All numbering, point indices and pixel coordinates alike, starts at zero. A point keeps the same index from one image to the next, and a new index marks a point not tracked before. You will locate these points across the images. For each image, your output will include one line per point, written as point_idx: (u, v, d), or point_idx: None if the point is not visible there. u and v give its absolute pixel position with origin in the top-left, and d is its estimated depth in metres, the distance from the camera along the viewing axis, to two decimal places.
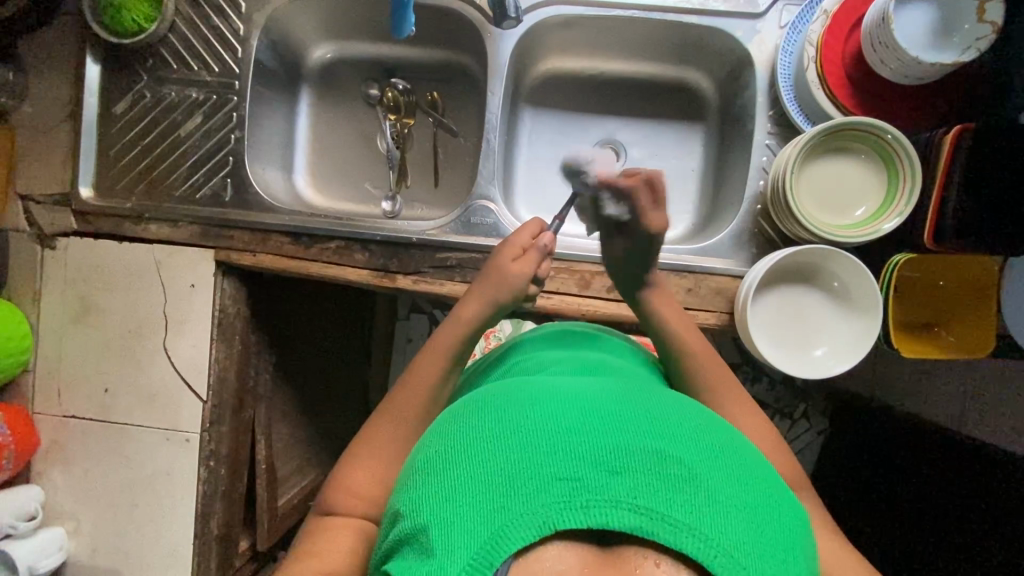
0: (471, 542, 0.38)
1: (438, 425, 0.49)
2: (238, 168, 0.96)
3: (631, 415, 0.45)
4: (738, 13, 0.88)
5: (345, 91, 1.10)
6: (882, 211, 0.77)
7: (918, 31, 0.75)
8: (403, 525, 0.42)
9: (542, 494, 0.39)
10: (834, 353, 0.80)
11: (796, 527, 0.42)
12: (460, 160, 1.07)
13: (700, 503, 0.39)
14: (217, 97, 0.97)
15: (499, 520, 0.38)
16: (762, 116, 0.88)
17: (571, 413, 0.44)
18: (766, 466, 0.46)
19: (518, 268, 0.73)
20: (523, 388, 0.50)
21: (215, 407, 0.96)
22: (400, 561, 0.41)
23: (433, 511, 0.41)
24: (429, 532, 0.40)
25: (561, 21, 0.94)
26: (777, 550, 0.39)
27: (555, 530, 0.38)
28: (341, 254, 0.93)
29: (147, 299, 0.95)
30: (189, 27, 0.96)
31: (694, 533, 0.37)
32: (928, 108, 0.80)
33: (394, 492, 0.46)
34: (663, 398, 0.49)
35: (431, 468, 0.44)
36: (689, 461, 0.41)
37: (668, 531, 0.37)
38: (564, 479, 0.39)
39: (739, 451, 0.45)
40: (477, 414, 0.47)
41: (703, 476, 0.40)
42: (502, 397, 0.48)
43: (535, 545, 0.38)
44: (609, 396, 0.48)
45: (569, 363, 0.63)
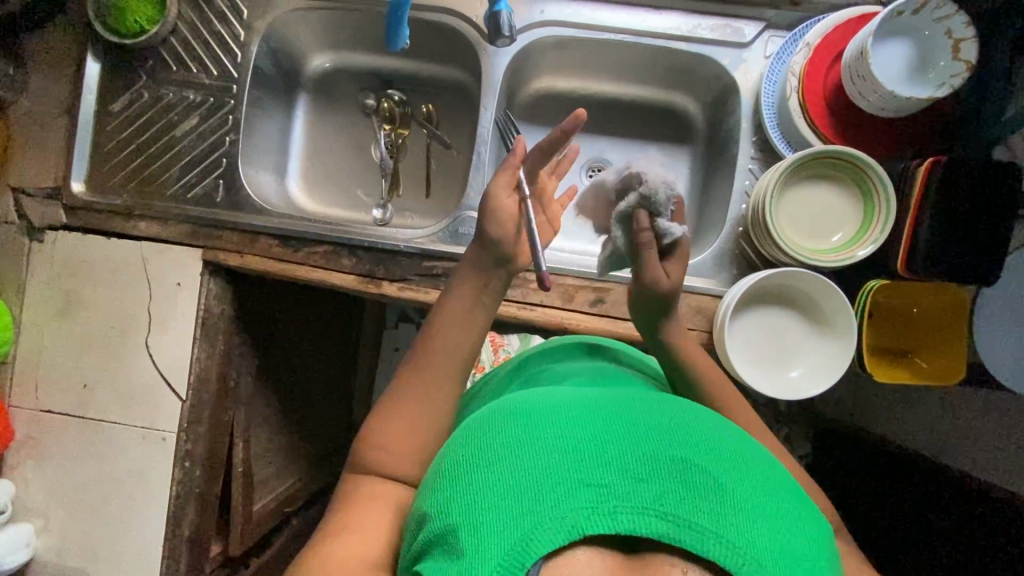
0: (502, 544, 0.41)
1: (465, 432, 0.52)
2: (232, 169, 0.97)
3: (652, 424, 0.48)
4: (725, 42, 0.90)
5: (341, 101, 1.12)
6: (858, 237, 0.79)
7: (896, 68, 0.79)
8: (435, 528, 0.45)
9: (570, 500, 0.41)
10: (809, 374, 0.81)
11: (818, 537, 0.44)
12: (452, 173, 1.09)
13: (725, 511, 0.41)
14: (214, 99, 0.98)
15: (529, 524, 0.41)
16: (746, 141, 0.90)
17: (596, 423, 0.47)
18: (789, 479, 0.48)
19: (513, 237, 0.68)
20: (546, 395, 0.53)
21: (193, 407, 0.96)
22: (432, 562, 0.44)
23: (464, 514, 0.43)
24: (461, 534, 0.42)
25: (555, 42, 0.96)
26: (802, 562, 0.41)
27: (583, 534, 0.40)
28: (328, 258, 0.93)
29: (131, 295, 0.95)
30: (190, 31, 0.98)
31: (720, 539, 0.40)
32: (905, 140, 0.83)
33: (423, 497, 0.50)
34: (683, 410, 0.52)
35: (459, 474, 0.47)
36: (714, 471, 0.44)
37: (694, 537, 0.40)
38: (590, 485, 0.42)
39: (762, 463, 0.48)
40: (502, 419, 0.50)
41: (728, 486, 0.43)
42: (527, 403, 0.51)
43: (566, 547, 0.40)
44: (630, 405, 0.51)
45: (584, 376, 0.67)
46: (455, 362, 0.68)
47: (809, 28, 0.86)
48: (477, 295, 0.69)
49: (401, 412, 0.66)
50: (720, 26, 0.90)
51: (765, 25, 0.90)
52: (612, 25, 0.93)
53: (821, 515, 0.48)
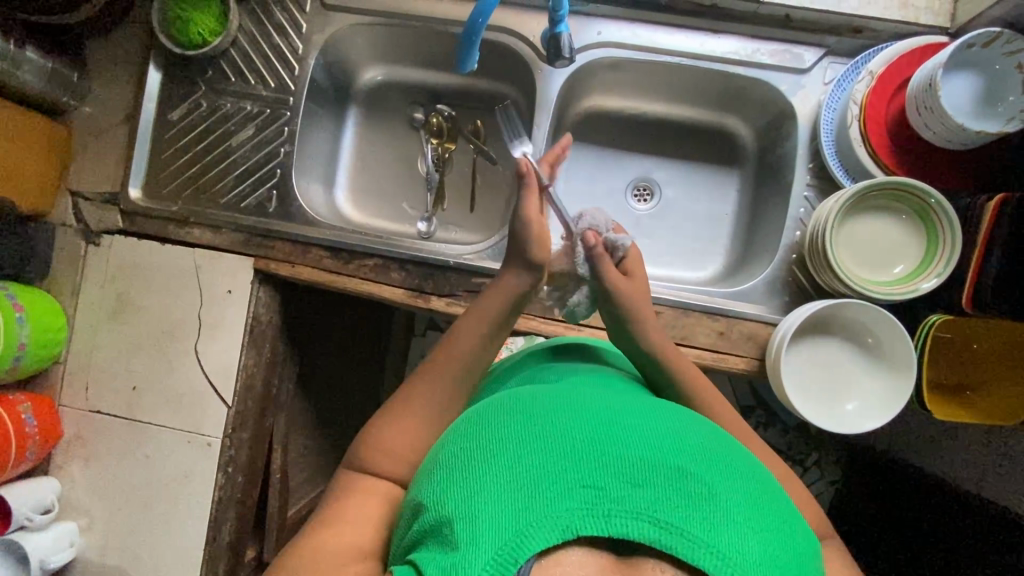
0: (495, 540, 0.40)
1: (465, 427, 0.52)
2: (285, 180, 0.99)
3: (652, 432, 0.47)
4: (784, 67, 0.90)
5: (389, 113, 1.13)
6: (919, 272, 0.79)
7: (963, 100, 0.77)
8: (428, 519, 0.45)
9: (565, 500, 0.41)
10: (865, 408, 0.80)
11: (806, 557, 0.44)
12: (497, 188, 1.10)
13: (718, 524, 0.41)
14: (270, 111, 1.00)
15: (523, 521, 0.41)
16: (802, 168, 0.89)
17: (596, 426, 0.47)
18: (782, 496, 0.48)
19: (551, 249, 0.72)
20: (548, 397, 0.53)
21: (238, 413, 0.97)
22: (423, 553, 0.44)
23: (457, 507, 0.44)
24: (454, 527, 0.42)
25: (608, 63, 0.96)
26: None
27: (576, 535, 0.40)
28: (378, 271, 0.94)
29: (184, 301, 0.97)
30: (251, 45, 1.00)
31: (711, 550, 0.39)
32: (968, 174, 0.81)
33: (418, 488, 0.50)
34: (684, 421, 0.52)
35: (456, 467, 0.47)
36: (709, 482, 0.43)
37: (686, 546, 0.39)
38: (587, 487, 0.42)
39: (757, 478, 0.47)
40: (503, 419, 0.50)
41: (723, 500, 0.42)
42: (530, 404, 0.51)
43: (558, 547, 0.40)
44: (631, 411, 0.51)
45: (587, 374, 0.67)
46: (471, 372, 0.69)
47: (871, 57, 0.85)
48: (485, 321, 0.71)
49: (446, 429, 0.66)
50: (779, 52, 0.90)
51: (824, 51, 0.89)
52: (668, 47, 0.93)
53: (810, 533, 0.48)
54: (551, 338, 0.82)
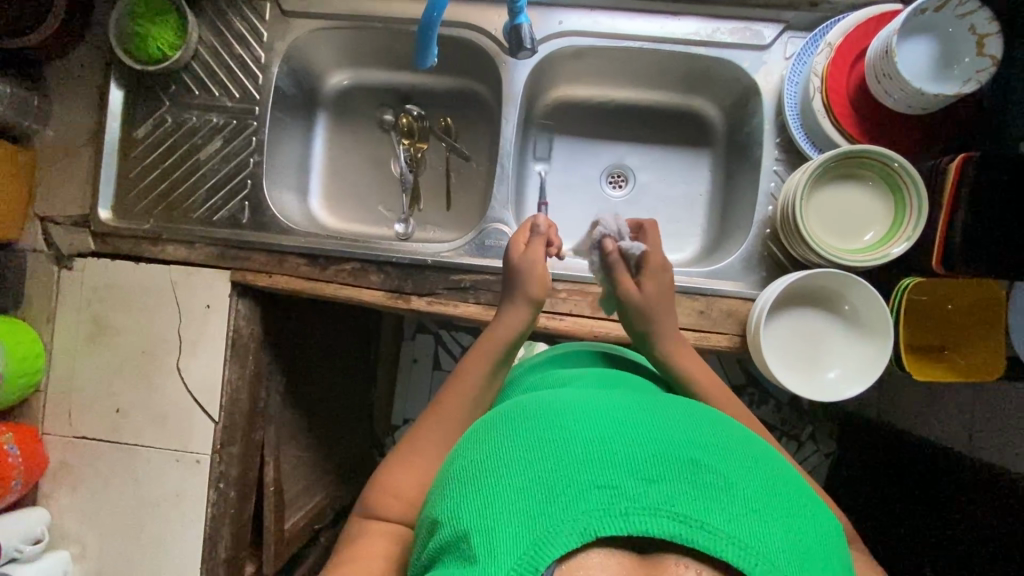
0: (514, 547, 0.41)
1: (473, 435, 0.52)
2: (256, 191, 0.98)
3: (661, 426, 0.48)
4: (745, 45, 0.91)
5: (359, 117, 1.13)
6: (890, 236, 0.79)
7: (921, 64, 0.78)
8: (444, 534, 0.45)
9: (581, 503, 0.42)
10: (846, 375, 0.81)
11: (827, 536, 0.45)
12: (472, 185, 1.10)
13: (736, 512, 0.42)
14: (237, 121, 0.99)
15: (541, 528, 0.41)
16: (770, 143, 0.90)
17: (605, 425, 0.48)
18: (797, 478, 0.49)
19: (529, 262, 0.75)
20: (553, 399, 0.53)
21: (226, 428, 0.96)
22: (443, 568, 0.44)
23: (472, 519, 0.44)
24: (472, 540, 0.42)
25: (572, 51, 0.97)
26: (813, 561, 0.41)
27: (595, 536, 0.41)
28: (356, 275, 0.93)
29: (163, 319, 0.96)
30: (212, 56, 0.99)
31: (732, 540, 0.40)
32: (931, 138, 0.83)
33: (429, 502, 0.50)
34: (691, 410, 0.52)
35: (467, 479, 0.47)
36: (724, 471, 0.44)
37: (706, 538, 0.40)
38: (601, 487, 0.42)
39: (769, 462, 0.48)
40: (508, 425, 0.50)
41: (739, 487, 0.43)
42: (538, 409, 0.51)
43: (578, 550, 0.41)
44: (638, 407, 0.51)
45: (593, 377, 0.67)
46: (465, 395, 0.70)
47: (829, 28, 0.86)
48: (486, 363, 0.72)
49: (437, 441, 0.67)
50: (739, 30, 0.91)
51: (784, 26, 0.90)
52: (631, 32, 0.93)
53: (829, 511, 0.49)
54: (555, 346, 0.82)
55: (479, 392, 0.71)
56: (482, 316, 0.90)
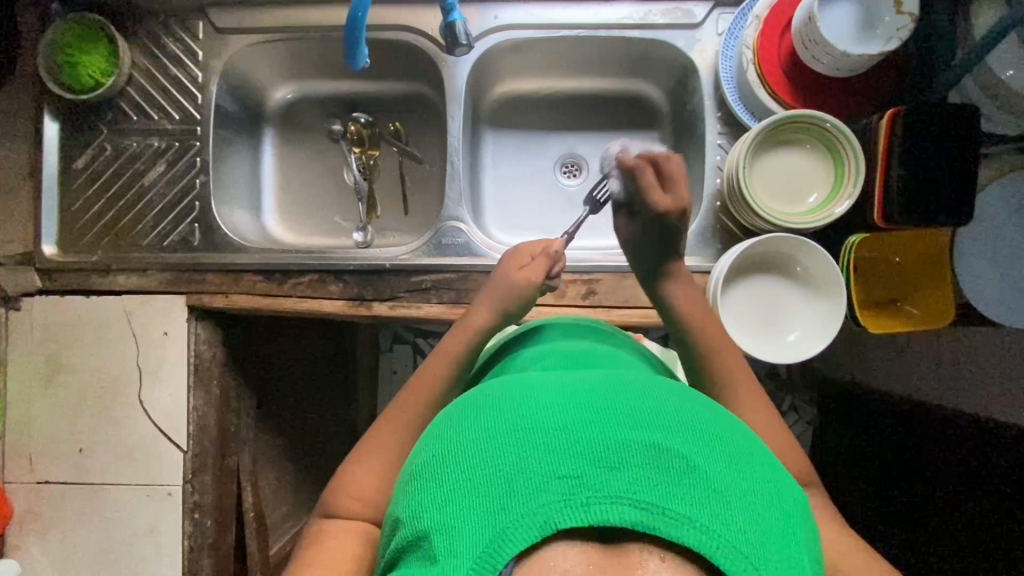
0: (474, 545, 0.41)
1: (437, 429, 0.52)
2: (206, 212, 0.96)
3: (626, 410, 0.48)
4: (677, 25, 0.92)
5: (308, 130, 1.12)
6: (832, 197, 0.81)
7: (846, 25, 0.80)
8: (406, 535, 0.45)
9: (542, 496, 0.42)
10: (804, 337, 0.82)
11: (792, 510, 0.45)
12: (427, 187, 1.09)
13: (698, 495, 0.42)
14: (179, 143, 0.97)
15: (502, 524, 0.41)
16: (712, 118, 0.92)
17: (569, 413, 0.47)
18: (765, 452, 0.49)
19: (526, 276, 0.77)
20: (519, 387, 0.53)
21: (196, 457, 0.93)
22: (405, 569, 0.44)
23: (433, 519, 0.43)
24: (433, 540, 0.42)
25: (511, 45, 0.97)
26: (777, 539, 0.42)
27: (557, 529, 0.41)
28: (315, 287, 0.92)
29: (119, 351, 0.93)
30: (148, 80, 0.97)
31: (693, 524, 0.40)
32: (862, 99, 0.85)
33: (393, 501, 0.49)
34: (658, 390, 0.52)
35: (429, 476, 0.46)
36: (687, 453, 0.44)
37: (668, 523, 0.40)
38: (563, 478, 0.42)
39: (735, 439, 0.48)
40: (471, 417, 0.49)
41: (702, 469, 0.43)
42: (501, 400, 0.51)
43: (540, 544, 0.41)
44: (605, 390, 0.51)
45: (561, 357, 0.67)
46: (431, 392, 0.71)
47: (756, 2, 0.88)
48: (450, 361, 0.73)
49: (404, 441, 0.67)
50: (671, 11, 0.92)
51: (713, 3, 0.92)
52: (566, 22, 0.94)
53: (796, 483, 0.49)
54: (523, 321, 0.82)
55: (444, 389, 0.71)
56: (445, 316, 0.89)
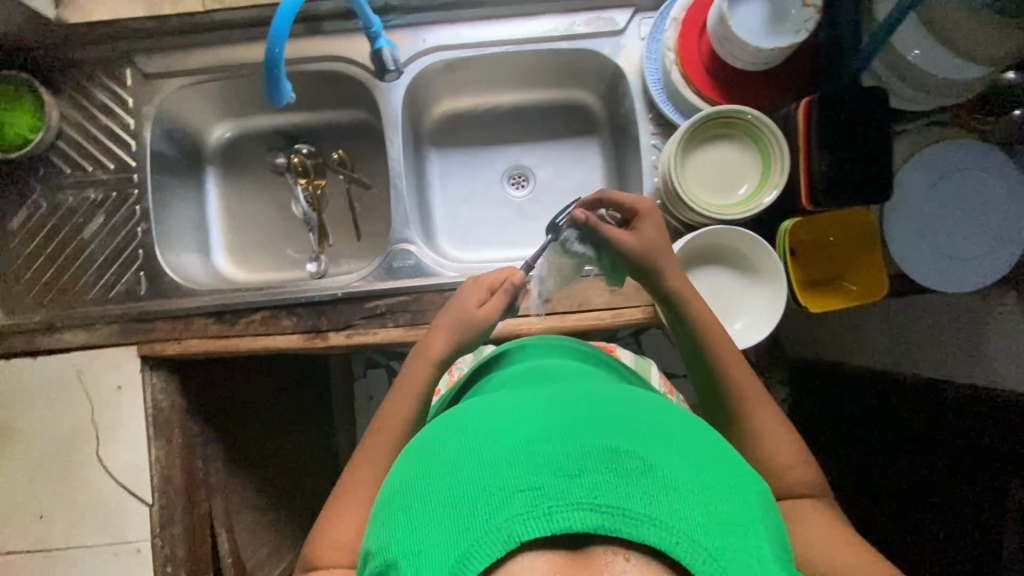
0: (441, 567, 0.41)
1: (405, 456, 0.52)
2: (150, 259, 0.95)
3: (586, 417, 0.49)
4: (601, 33, 0.95)
5: (252, 166, 1.12)
6: (761, 187, 0.84)
7: (756, 23, 0.83)
8: (377, 564, 0.45)
9: (506, 510, 0.42)
10: (752, 324, 0.85)
11: (754, 499, 0.46)
12: (378, 211, 1.10)
13: (658, 494, 0.43)
14: (116, 193, 0.95)
15: (468, 542, 0.42)
16: (644, 120, 0.94)
17: (529, 426, 0.48)
18: (726, 444, 0.51)
19: (483, 313, 0.76)
20: (484, 406, 0.53)
21: (163, 509, 0.91)
22: None
23: (402, 546, 0.43)
24: (401, 567, 0.43)
25: (442, 66, 0.99)
26: (740, 529, 0.43)
27: (521, 541, 0.41)
28: (268, 323, 0.92)
29: (72, 410, 0.91)
30: (78, 132, 0.96)
31: (653, 522, 0.41)
32: (782, 89, 0.89)
33: (365, 533, 0.50)
34: (618, 395, 0.53)
35: (398, 503, 0.47)
36: (646, 454, 0.45)
37: (629, 524, 0.41)
38: (526, 491, 0.43)
39: (695, 434, 0.49)
40: (436, 441, 0.50)
41: (660, 468, 0.44)
42: (465, 420, 0.51)
43: (507, 557, 0.41)
44: (566, 400, 0.52)
45: (528, 373, 0.68)
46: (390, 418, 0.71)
47: (672, 5, 0.92)
48: (406, 385, 0.74)
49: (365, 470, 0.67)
50: (593, 20, 0.95)
51: (633, 9, 0.95)
52: (493, 39, 0.96)
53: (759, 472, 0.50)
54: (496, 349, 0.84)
55: (402, 413, 0.71)
56: (403, 338, 0.90)
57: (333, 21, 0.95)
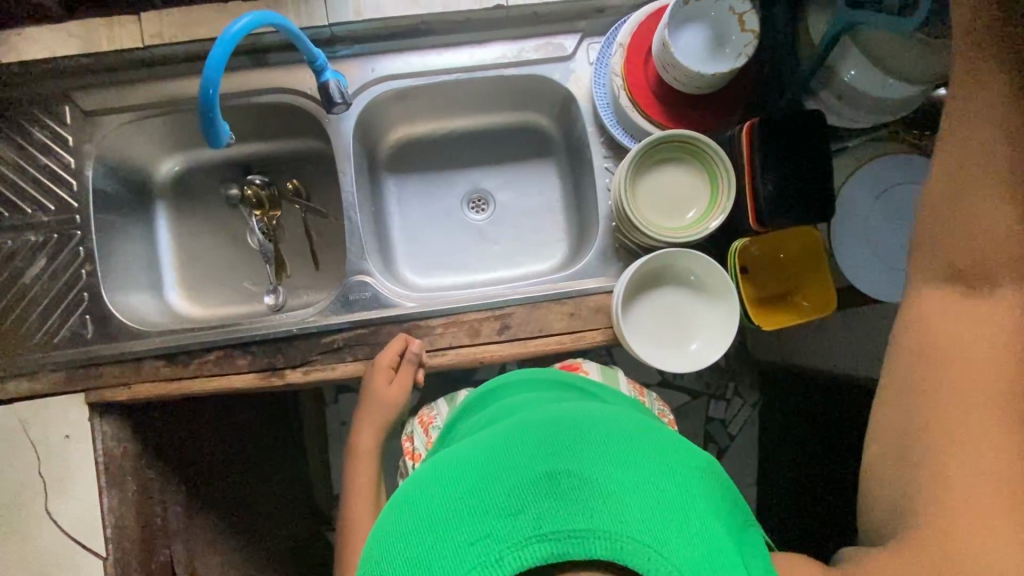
0: None
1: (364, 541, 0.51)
2: (96, 301, 0.92)
3: (520, 448, 0.50)
4: (550, 59, 0.96)
5: (204, 198, 1.09)
6: (711, 207, 0.86)
7: (697, 49, 0.86)
8: None
9: (459, 565, 0.42)
10: (709, 343, 0.86)
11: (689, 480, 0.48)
12: (336, 240, 1.08)
13: (595, 506, 0.44)
14: (58, 235, 0.92)
15: None
16: (595, 143, 0.95)
17: (467, 474, 0.48)
18: (654, 434, 0.53)
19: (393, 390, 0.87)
20: (426, 467, 0.54)
21: (118, 561, 0.88)
22: None
23: None
24: None
25: (394, 94, 0.98)
26: (677, 516, 0.45)
27: None
28: (223, 363, 0.89)
29: (17, 464, 0.87)
30: (15, 173, 0.92)
31: (598, 534, 0.42)
32: (727, 110, 0.91)
33: None
34: (548, 416, 0.55)
35: None
36: (579, 469, 0.47)
37: (576, 545, 0.42)
38: (474, 541, 0.43)
39: (622, 433, 0.51)
40: (384, 516, 0.50)
41: (595, 479, 0.46)
42: (410, 486, 0.51)
43: None
44: (500, 434, 0.53)
45: (475, 417, 0.68)
46: None
47: (618, 31, 0.93)
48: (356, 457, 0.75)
49: None
50: (542, 46, 0.96)
51: (580, 35, 0.96)
52: (443, 67, 0.96)
53: (692, 453, 0.53)
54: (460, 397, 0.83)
55: None
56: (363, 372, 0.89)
57: (279, 53, 0.94)
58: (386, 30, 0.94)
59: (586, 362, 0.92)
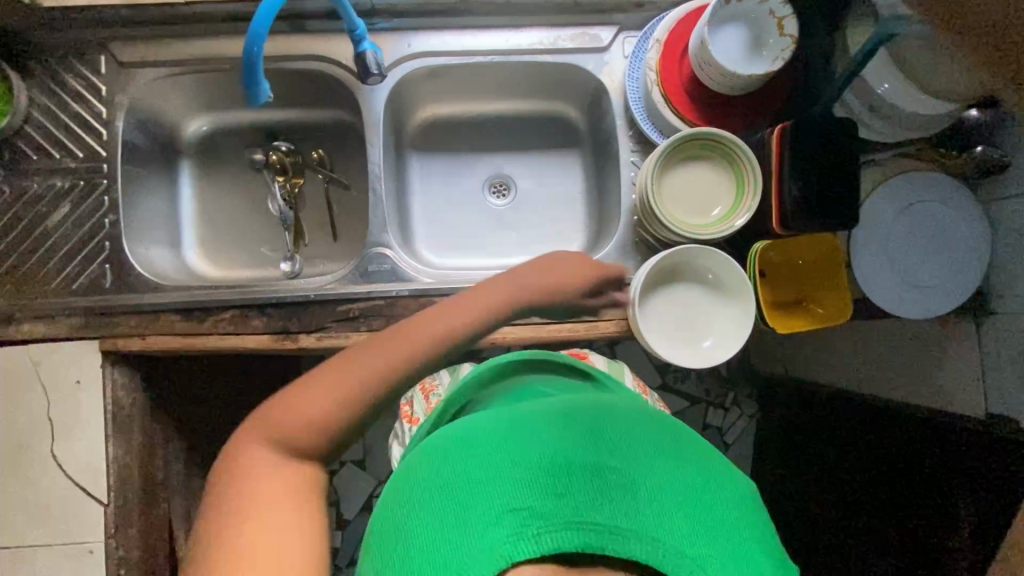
0: None
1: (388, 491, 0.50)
2: (117, 252, 0.93)
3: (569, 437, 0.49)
4: (585, 49, 0.96)
5: (228, 160, 1.10)
6: (734, 208, 0.87)
7: (734, 50, 0.86)
8: None
9: (494, 531, 0.41)
10: (722, 342, 0.86)
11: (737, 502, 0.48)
12: (356, 213, 1.09)
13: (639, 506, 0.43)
14: (85, 182, 0.93)
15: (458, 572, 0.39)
16: (624, 136, 0.96)
17: (514, 446, 0.48)
18: (702, 453, 0.52)
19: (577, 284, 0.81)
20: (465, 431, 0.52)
21: (119, 509, 0.89)
22: None
23: None
24: None
25: (427, 71, 0.99)
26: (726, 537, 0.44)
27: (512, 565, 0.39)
28: (238, 323, 0.90)
29: (26, 405, 0.88)
30: (47, 117, 0.93)
31: (638, 535, 0.41)
32: (758, 114, 0.91)
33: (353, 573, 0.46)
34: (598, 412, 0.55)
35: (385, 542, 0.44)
36: (625, 469, 0.47)
37: (616, 540, 0.41)
38: (513, 511, 0.42)
39: (671, 448, 0.51)
40: (420, 472, 0.48)
41: (640, 481, 0.46)
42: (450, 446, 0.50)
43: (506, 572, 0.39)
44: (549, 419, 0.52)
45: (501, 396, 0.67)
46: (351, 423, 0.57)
47: (656, 26, 0.93)
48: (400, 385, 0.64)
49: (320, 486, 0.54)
50: (578, 35, 0.96)
51: (618, 28, 0.96)
52: (479, 48, 0.96)
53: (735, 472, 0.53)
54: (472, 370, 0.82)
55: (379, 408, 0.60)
56: None
57: (318, 21, 0.95)
58: (426, 7, 0.94)
59: (593, 353, 0.93)
